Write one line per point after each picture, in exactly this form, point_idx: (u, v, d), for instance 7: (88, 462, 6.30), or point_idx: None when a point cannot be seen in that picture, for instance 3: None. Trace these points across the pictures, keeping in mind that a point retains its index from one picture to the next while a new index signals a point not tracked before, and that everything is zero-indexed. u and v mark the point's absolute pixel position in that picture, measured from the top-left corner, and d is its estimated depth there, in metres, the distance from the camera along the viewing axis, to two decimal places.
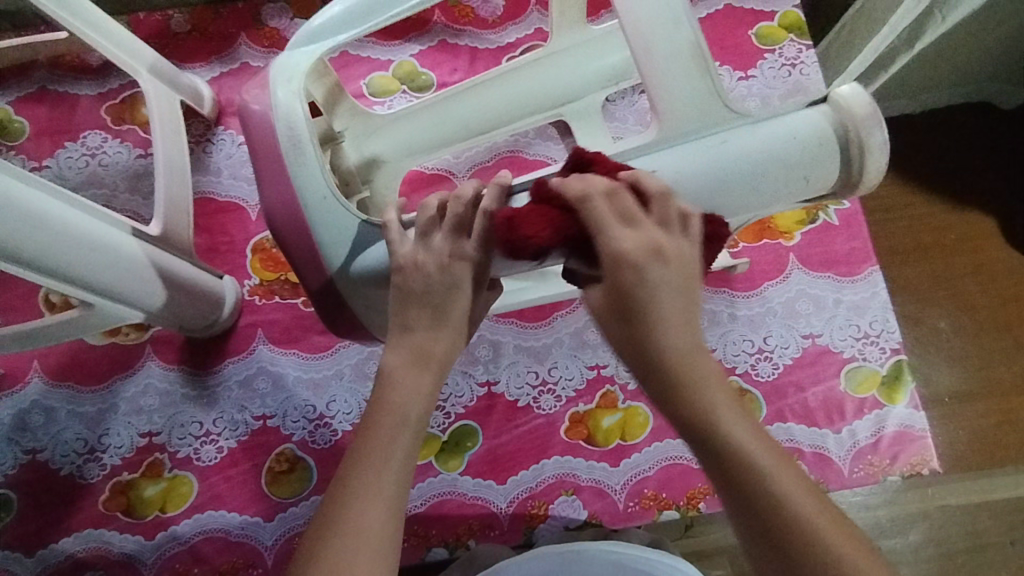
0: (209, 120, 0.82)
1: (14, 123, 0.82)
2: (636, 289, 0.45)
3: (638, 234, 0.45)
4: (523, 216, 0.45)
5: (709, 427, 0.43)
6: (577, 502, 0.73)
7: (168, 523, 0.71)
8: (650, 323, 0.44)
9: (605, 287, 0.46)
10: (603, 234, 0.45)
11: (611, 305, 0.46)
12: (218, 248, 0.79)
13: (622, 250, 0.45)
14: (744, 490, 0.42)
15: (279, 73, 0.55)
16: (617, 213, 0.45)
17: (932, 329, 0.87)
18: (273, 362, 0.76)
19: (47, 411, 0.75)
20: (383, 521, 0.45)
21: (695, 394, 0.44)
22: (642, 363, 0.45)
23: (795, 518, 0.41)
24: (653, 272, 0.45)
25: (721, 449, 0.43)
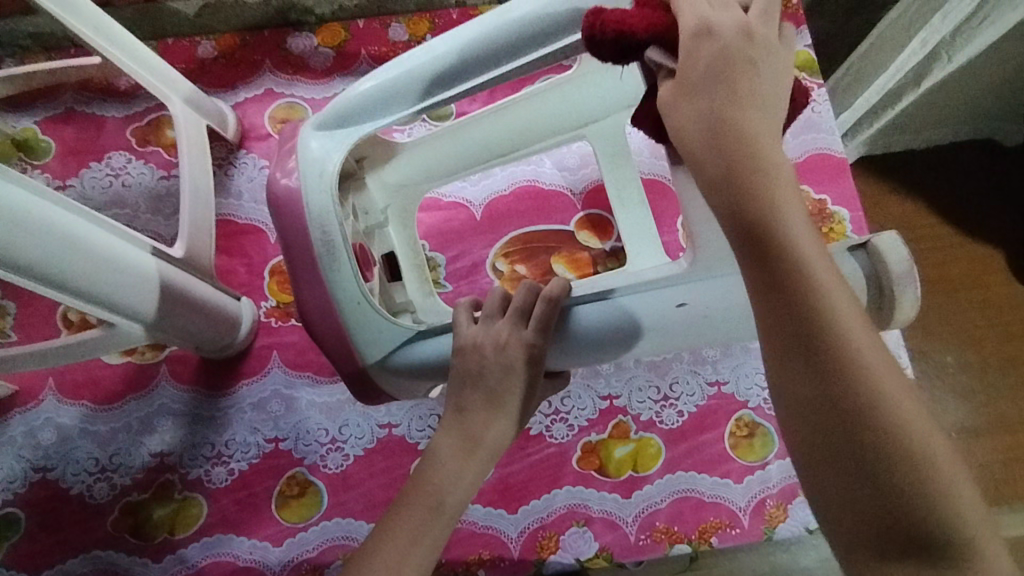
0: (232, 144, 0.84)
1: (41, 142, 0.84)
2: (727, 68, 0.41)
3: (730, 24, 0.43)
4: (614, 12, 0.47)
5: (805, 298, 0.35)
6: (588, 534, 0.72)
7: (176, 546, 0.71)
8: (735, 111, 0.40)
9: (688, 87, 0.42)
10: (692, 8, 0.44)
11: (699, 106, 0.41)
12: (236, 269, 0.80)
13: (706, 23, 0.43)
14: (811, 338, 0.35)
15: (313, 126, 0.59)
16: (737, 29, 0.42)
17: (939, 364, 0.88)
18: (287, 385, 0.76)
19: (60, 429, 0.75)
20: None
21: (787, 219, 0.37)
22: (720, 166, 0.39)
23: (871, 377, 0.33)
24: (756, 58, 0.42)
25: (773, 246, 0.36)
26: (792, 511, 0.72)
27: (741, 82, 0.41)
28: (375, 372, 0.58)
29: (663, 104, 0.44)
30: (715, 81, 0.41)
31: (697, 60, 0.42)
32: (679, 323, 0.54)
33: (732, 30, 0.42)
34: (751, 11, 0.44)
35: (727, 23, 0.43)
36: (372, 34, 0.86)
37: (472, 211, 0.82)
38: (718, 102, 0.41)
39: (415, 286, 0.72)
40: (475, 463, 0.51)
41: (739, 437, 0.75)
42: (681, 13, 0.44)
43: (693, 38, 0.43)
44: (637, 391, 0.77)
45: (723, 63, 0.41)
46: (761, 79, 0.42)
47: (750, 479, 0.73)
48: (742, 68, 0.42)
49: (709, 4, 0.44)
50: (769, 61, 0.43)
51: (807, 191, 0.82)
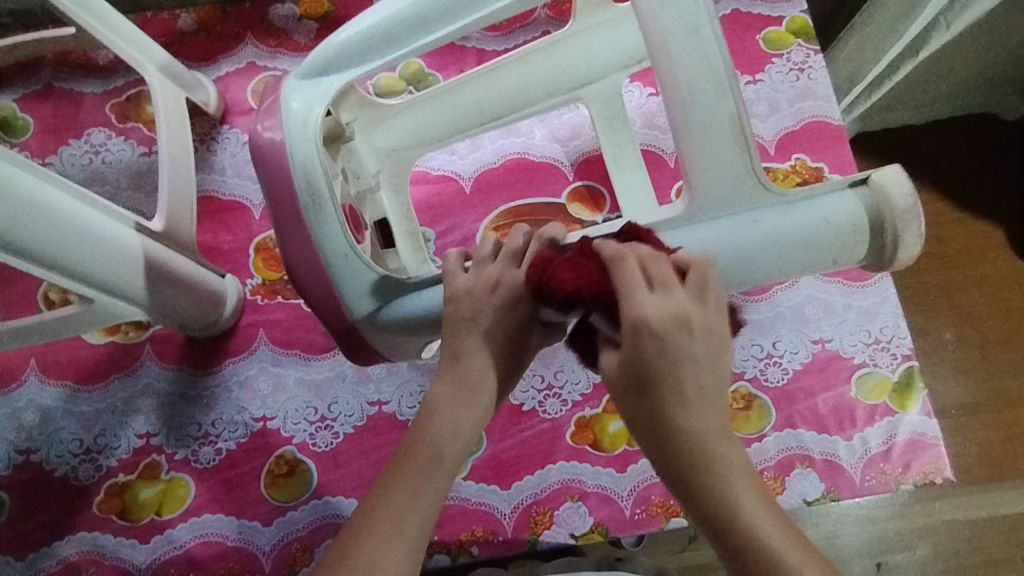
0: (215, 118, 0.82)
1: (19, 119, 0.82)
2: (652, 370, 0.43)
3: (666, 302, 0.43)
4: (624, 247, 0.47)
5: (700, 477, 0.43)
6: (582, 508, 0.71)
7: (164, 526, 0.70)
8: (665, 385, 0.43)
9: (620, 361, 0.45)
10: (631, 300, 0.43)
11: (624, 383, 0.45)
12: (220, 246, 0.78)
13: (640, 320, 0.43)
14: (709, 515, 0.43)
15: (294, 84, 0.56)
16: (674, 319, 0.43)
17: (938, 340, 0.86)
18: (274, 363, 0.74)
19: (43, 410, 0.73)
20: (399, 567, 0.45)
21: (692, 423, 0.43)
22: (635, 390, 0.44)
23: (747, 522, 0.42)
24: (679, 346, 0.43)
25: (684, 466, 0.43)
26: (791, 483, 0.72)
27: (672, 387, 0.43)
28: (364, 327, 0.57)
29: (603, 369, 0.47)
30: (655, 375, 0.43)
31: (629, 355, 0.44)
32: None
33: (665, 320, 0.43)
34: (686, 285, 0.44)
35: (670, 304, 0.43)
36: (356, 5, 0.84)
37: (461, 184, 0.81)
38: (654, 415, 0.44)
39: (410, 253, 0.69)
40: (475, 413, 0.50)
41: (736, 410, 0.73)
42: (623, 302, 0.43)
43: (632, 335, 0.43)
44: None
45: (653, 372, 0.43)
46: (697, 362, 0.44)
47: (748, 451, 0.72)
48: (676, 373, 0.43)
49: (653, 301, 0.43)
50: (700, 345, 0.44)
51: (804, 158, 0.81)
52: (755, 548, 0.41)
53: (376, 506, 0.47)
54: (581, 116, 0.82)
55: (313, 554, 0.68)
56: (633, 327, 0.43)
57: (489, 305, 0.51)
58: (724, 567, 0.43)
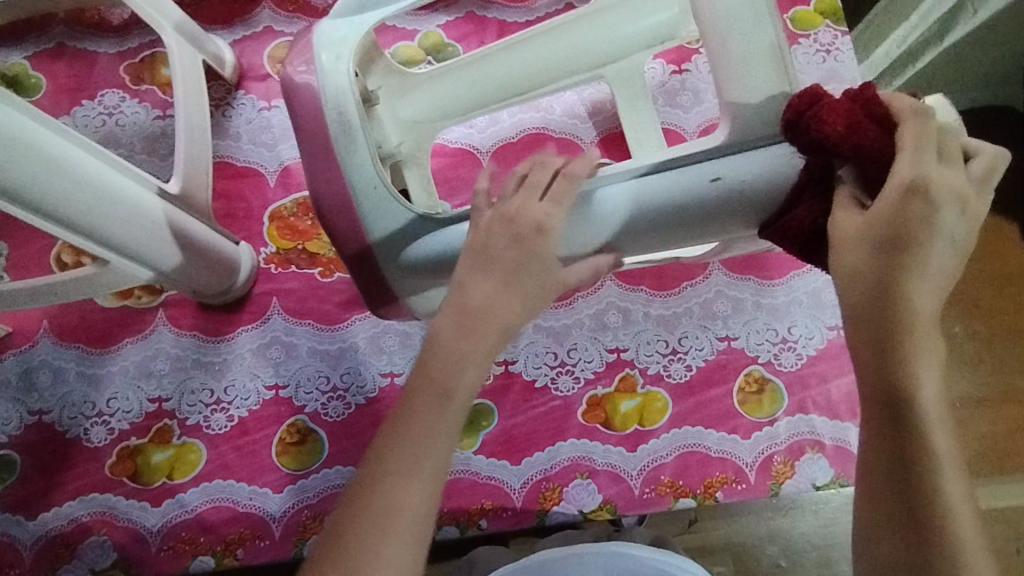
0: (230, 83, 0.80)
1: (32, 78, 0.80)
2: (911, 224, 0.40)
3: (951, 173, 0.41)
4: (828, 104, 0.45)
5: (905, 356, 0.40)
6: (592, 486, 0.71)
7: (175, 490, 0.70)
8: (922, 249, 0.40)
9: (871, 212, 0.41)
10: (909, 158, 0.41)
11: (871, 235, 0.41)
12: (234, 213, 0.78)
13: (922, 181, 0.40)
14: (895, 404, 0.40)
15: (325, 39, 0.57)
16: (952, 190, 0.40)
17: (947, 334, 0.84)
18: (287, 332, 0.74)
19: (56, 371, 0.73)
20: (416, 501, 0.44)
21: (911, 289, 0.40)
22: (883, 246, 0.40)
23: (931, 429, 0.40)
24: (949, 215, 0.40)
25: (892, 334, 0.40)
26: (800, 468, 0.71)
27: (923, 243, 0.40)
28: (387, 264, 0.57)
29: (836, 226, 0.43)
30: (893, 235, 0.40)
31: (893, 206, 0.40)
32: (711, 202, 0.51)
33: (947, 188, 0.40)
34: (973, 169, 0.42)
35: (945, 180, 0.40)
36: None
37: (479, 159, 0.80)
38: (896, 268, 0.40)
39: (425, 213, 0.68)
40: (483, 343, 0.48)
41: (748, 393, 0.73)
42: (899, 159, 0.41)
43: (903, 193, 0.40)
44: (646, 345, 0.75)
45: (907, 222, 0.40)
46: (950, 226, 0.40)
47: (758, 435, 0.72)
48: (931, 238, 0.40)
49: (933, 163, 0.41)
50: (951, 216, 0.40)
51: None
52: (918, 433, 0.40)
53: (383, 462, 0.45)
54: (602, 93, 0.80)
55: (324, 523, 0.69)
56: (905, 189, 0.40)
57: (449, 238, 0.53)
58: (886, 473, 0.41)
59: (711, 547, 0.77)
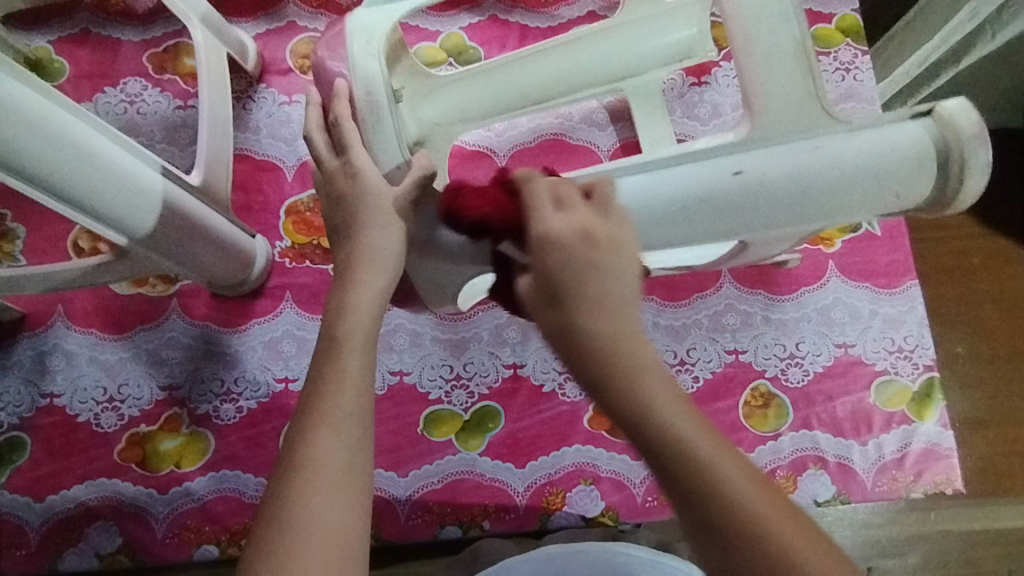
0: (252, 76, 0.81)
1: (55, 63, 0.81)
2: (559, 271, 0.43)
3: (568, 217, 0.45)
4: (472, 193, 0.48)
5: (627, 393, 0.40)
6: (595, 492, 0.72)
7: (182, 479, 0.71)
8: (574, 287, 0.42)
9: (534, 271, 0.44)
10: (536, 215, 0.45)
11: (537, 294, 0.44)
12: (251, 206, 0.78)
13: (546, 232, 0.44)
14: (658, 451, 0.39)
15: (356, 33, 0.55)
16: (576, 232, 0.44)
17: (948, 354, 0.79)
18: (299, 327, 0.75)
19: (68, 356, 0.74)
20: (339, 450, 0.43)
21: (593, 325, 0.41)
22: (546, 301, 0.43)
23: (696, 457, 0.39)
24: (607, 261, 0.43)
25: (606, 375, 0.41)
26: (802, 483, 0.72)
27: (580, 284, 0.42)
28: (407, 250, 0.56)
29: (523, 296, 0.46)
30: (559, 283, 0.43)
31: (543, 263, 0.44)
32: (730, 196, 0.49)
33: (572, 232, 0.44)
34: (588, 207, 0.45)
35: (579, 224, 0.44)
36: None
37: (496, 161, 0.80)
38: (562, 318, 0.42)
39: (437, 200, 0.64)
40: (377, 286, 0.49)
41: (753, 407, 0.74)
42: (534, 218, 0.45)
43: (540, 245, 0.44)
44: None
45: (559, 277, 0.43)
46: (603, 281, 0.42)
47: (762, 449, 0.72)
48: (590, 278, 0.42)
49: (563, 216, 0.45)
50: (601, 258, 0.43)
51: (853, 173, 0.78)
52: (693, 455, 0.39)
53: (295, 473, 0.42)
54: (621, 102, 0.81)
55: None
56: (544, 241, 0.44)
57: (395, 219, 0.51)
58: (693, 531, 0.39)
59: None
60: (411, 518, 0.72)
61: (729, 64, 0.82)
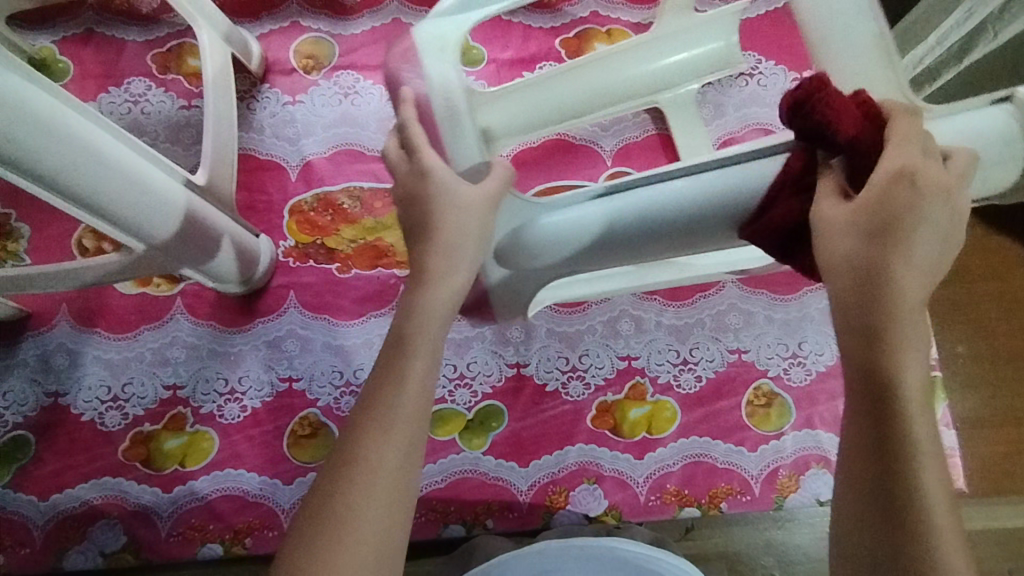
0: (256, 76, 0.81)
1: (59, 63, 0.81)
2: (903, 211, 0.40)
3: (897, 151, 0.42)
4: (833, 94, 0.44)
5: (892, 340, 0.39)
6: (598, 491, 0.72)
7: (187, 477, 0.71)
8: (909, 227, 0.40)
9: (858, 199, 0.41)
10: (896, 149, 0.42)
11: (861, 219, 0.41)
12: (255, 206, 0.78)
13: (909, 168, 0.41)
14: (882, 407, 0.39)
15: (433, 42, 0.57)
16: (936, 182, 0.41)
17: (949, 354, 0.79)
18: (303, 326, 0.75)
19: (73, 354, 0.74)
20: (394, 457, 0.44)
21: (897, 273, 0.40)
22: (874, 228, 0.40)
23: (917, 436, 0.38)
24: (932, 208, 0.41)
25: (880, 319, 0.40)
26: (804, 483, 0.72)
27: (910, 229, 0.40)
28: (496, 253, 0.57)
29: (818, 216, 0.42)
30: (885, 220, 0.40)
31: (878, 191, 0.41)
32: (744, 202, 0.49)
33: (932, 179, 0.41)
34: (949, 172, 0.43)
35: (930, 173, 0.41)
36: None
37: None
38: (880, 250, 0.40)
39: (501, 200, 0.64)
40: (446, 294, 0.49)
41: (756, 406, 0.74)
42: (885, 152, 0.42)
43: (889, 179, 0.40)
44: (657, 354, 0.76)
45: (899, 209, 0.40)
46: (925, 244, 0.41)
47: (764, 448, 0.73)
48: (919, 225, 0.40)
49: (918, 156, 0.42)
50: (947, 213, 0.41)
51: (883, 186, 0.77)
52: (910, 433, 0.38)
53: (346, 472, 0.43)
54: None
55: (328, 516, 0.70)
56: (892, 177, 0.41)
57: (480, 211, 0.51)
58: (876, 507, 0.38)
59: (707, 555, 0.73)
60: (415, 517, 0.72)
61: (768, 62, 0.82)
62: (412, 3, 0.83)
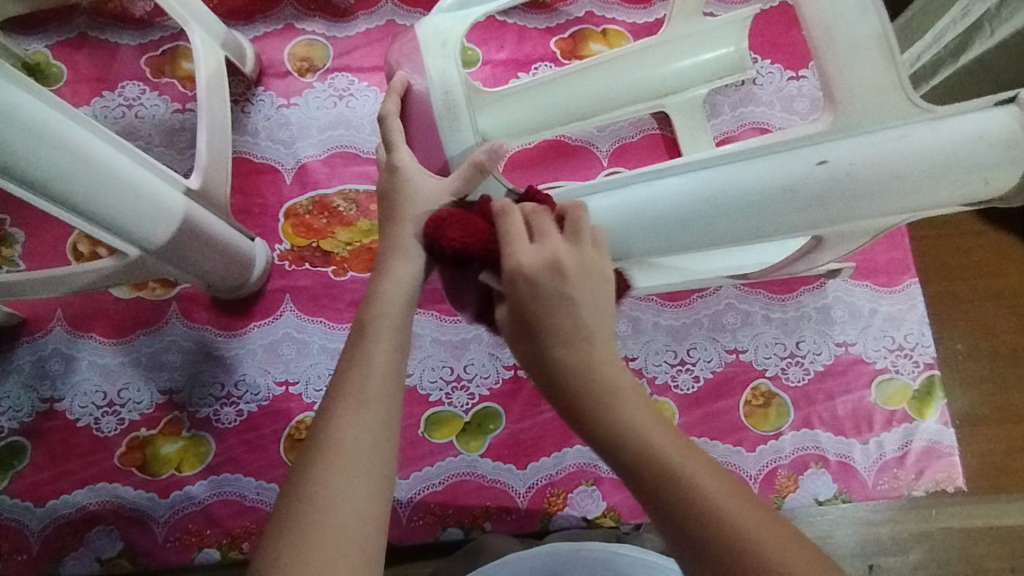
0: (250, 79, 0.81)
1: (53, 67, 0.81)
2: (530, 300, 0.42)
3: (535, 250, 0.44)
4: (455, 218, 0.49)
5: (621, 443, 0.38)
6: (596, 493, 0.72)
7: (183, 482, 0.70)
8: (547, 312, 0.42)
9: (508, 305, 0.44)
10: (511, 237, 0.45)
11: (514, 320, 0.43)
12: (250, 209, 0.78)
13: (519, 259, 0.43)
14: (669, 519, 0.36)
15: (432, 39, 0.55)
16: (551, 261, 0.43)
17: (949, 352, 0.78)
18: (299, 329, 0.75)
19: (69, 360, 0.74)
20: (363, 430, 0.44)
21: (556, 359, 0.41)
22: (520, 330, 0.43)
23: (721, 527, 0.35)
24: (576, 290, 0.42)
25: (595, 418, 0.39)
26: (803, 482, 0.72)
27: (556, 314, 0.42)
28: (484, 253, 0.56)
29: (505, 329, 0.45)
30: (543, 310, 0.42)
31: (517, 281, 0.43)
32: (816, 185, 0.48)
33: (560, 259, 0.43)
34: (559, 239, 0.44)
35: (557, 253, 0.43)
36: None
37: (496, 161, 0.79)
38: (539, 345, 0.42)
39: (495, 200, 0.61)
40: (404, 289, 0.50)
41: (754, 406, 0.74)
42: (506, 246, 0.44)
43: (518, 271, 0.43)
44: (654, 355, 0.75)
45: (534, 299, 0.42)
46: (590, 326, 0.42)
47: (763, 449, 0.72)
48: (564, 305, 0.42)
49: (539, 247, 0.44)
50: (578, 287, 0.43)
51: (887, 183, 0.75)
52: (712, 520, 0.35)
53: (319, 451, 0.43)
54: None
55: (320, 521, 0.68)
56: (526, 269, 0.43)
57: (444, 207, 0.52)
58: None
59: None
60: (413, 520, 0.72)
61: (765, 61, 0.82)
62: (406, 5, 0.83)
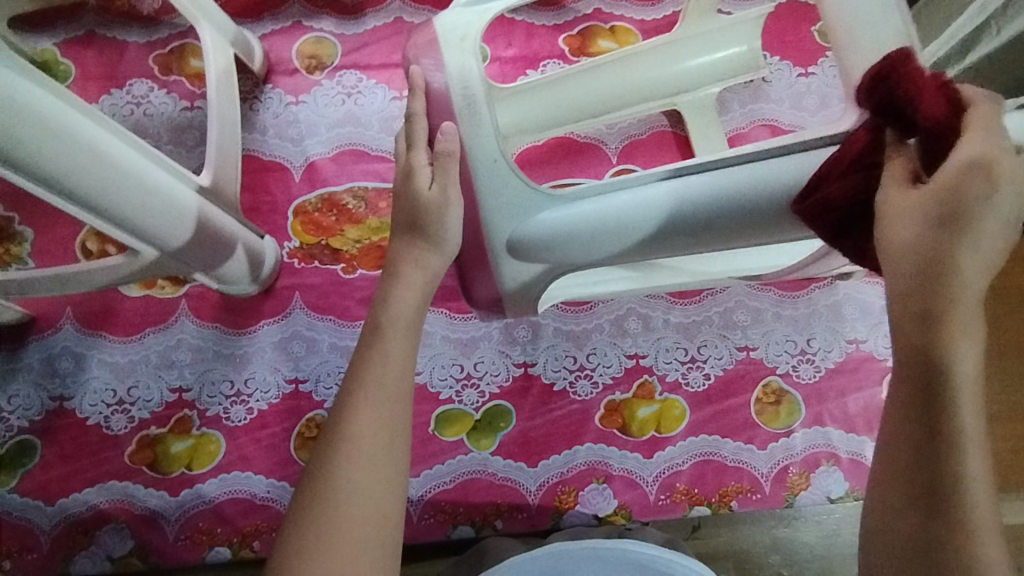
0: (258, 77, 0.81)
1: (61, 65, 0.81)
2: (970, 200, 0.37)
3: (973, 140, 0.37)
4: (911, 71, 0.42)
5: (937, 363, 0.37)
6: (607, 491, 0.72)
7: (194, 481, 0.70)
8: (979, 216, 0.37)
9: (930, 187, 0.38)
10: (977, 133, 0.38)
11: (929, 206, 0.38)
12: (259, 207, 0.78)
13: (993, 155, 0.37)
14: (933, 414, 0.37)
15: (450, 34, 0.55)
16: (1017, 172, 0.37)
17: None
18: (308, 327, 0.74)
19: (79, 358, 0.74)
20: (379, 425, 0.44)
21: (960, 262, 0.37)
22: (939, 221, 0.37)
23: (965, 439, 0.37)
24: (1004, 195, 0.37)
25: (936, 317, 0.37)
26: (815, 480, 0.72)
27: (977, 218, 0.37)
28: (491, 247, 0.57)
29: (885, 203, 0.40)
30: (951, 208, 0.37)
31: (951, 177, 0.37)
32: None
33: (1011, 170, 0.37)
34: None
35: (1008, 164, 0.37)
36: None
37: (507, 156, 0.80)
38: (949, 241, 0.37)
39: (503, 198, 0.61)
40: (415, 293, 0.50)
41: (765, 404, 0.74)
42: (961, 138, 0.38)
43: (964, 165, 0.37)
44: (664, 352, 0.75)
45: (966, 198, 0.37)
46: (992, 230, 0.37)
47: (774, 446, 0.72)
48: (987, 212, 0.37)
49: (993, 143, 0.38)
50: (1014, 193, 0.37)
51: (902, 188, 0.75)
52: (955, 425, 0.37)
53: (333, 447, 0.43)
54: None
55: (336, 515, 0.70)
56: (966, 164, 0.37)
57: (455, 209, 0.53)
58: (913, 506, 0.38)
59: (717, 554, 0.73)
60: (423, 519, 0.72)
61: (774, 58, 0.82)
62: (414, 2, 0.83)
